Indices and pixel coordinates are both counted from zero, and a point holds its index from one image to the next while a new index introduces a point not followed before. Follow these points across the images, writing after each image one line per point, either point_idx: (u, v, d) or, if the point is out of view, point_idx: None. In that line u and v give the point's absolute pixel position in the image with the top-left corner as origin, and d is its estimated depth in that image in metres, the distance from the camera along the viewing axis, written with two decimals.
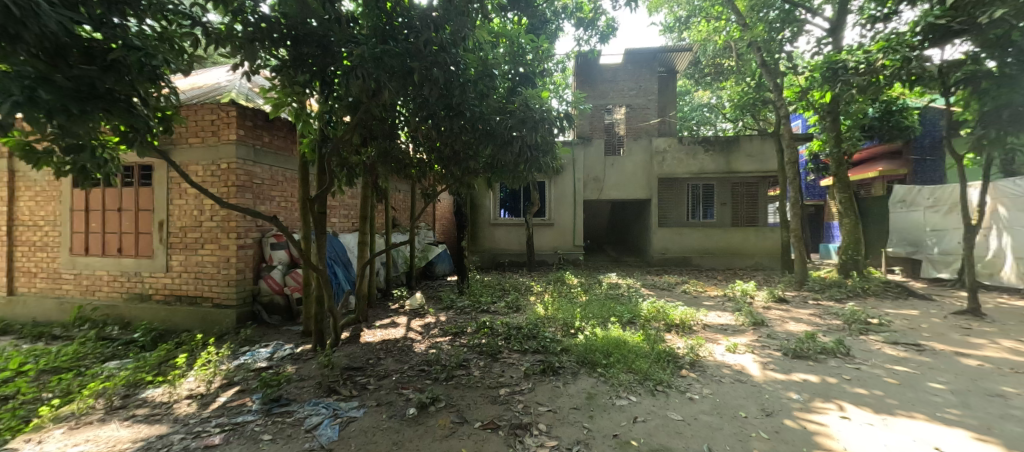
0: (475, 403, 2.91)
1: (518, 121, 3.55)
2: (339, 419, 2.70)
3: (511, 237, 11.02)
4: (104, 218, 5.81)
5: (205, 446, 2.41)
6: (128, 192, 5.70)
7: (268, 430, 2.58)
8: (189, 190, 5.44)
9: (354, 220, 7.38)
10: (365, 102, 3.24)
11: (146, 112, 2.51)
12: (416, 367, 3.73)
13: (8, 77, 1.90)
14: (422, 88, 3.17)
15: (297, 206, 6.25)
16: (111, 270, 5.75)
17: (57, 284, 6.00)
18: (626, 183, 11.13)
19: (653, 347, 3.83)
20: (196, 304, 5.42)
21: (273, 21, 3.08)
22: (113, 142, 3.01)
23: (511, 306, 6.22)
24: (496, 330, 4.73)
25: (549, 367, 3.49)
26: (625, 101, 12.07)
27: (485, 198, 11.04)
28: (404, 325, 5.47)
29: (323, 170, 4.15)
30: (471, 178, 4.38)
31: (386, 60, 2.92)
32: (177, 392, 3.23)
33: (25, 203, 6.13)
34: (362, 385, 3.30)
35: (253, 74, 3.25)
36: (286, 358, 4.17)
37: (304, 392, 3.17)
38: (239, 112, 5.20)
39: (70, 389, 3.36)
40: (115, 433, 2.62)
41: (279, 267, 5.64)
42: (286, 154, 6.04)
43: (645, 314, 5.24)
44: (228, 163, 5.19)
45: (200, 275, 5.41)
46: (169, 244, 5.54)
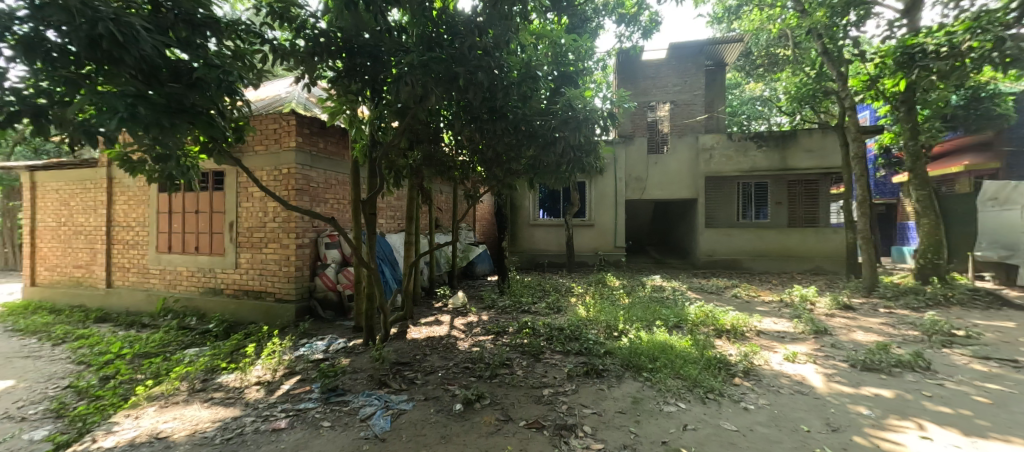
0: (519, 403, 2.94)
1: (561, 122, 3.54)
2: (390, 410, 2.83)
3: (550, 238, 10.98)
4: (184, 220, 6.44)
5: (273, 429, 2.62)
6: (204, 195, 6.29)
7: (327, 418, 2.76)
8: (255, 193, 5.92)
9: (401, 221, 7.67)
10: (413, 107, 3.38)
11: (222, 124, 2.78)
12: (461, 364, 3.83)
13: (114, 96, 2.17)
14: (467, 92, 3.26)
15: (349, 208, 6.60)
16: (189, 266, 6.36)
17: (145, 278, 6.73)
18: (670, 183, 10.76)
19: (702, 353, 3.69)
20: (260, 298, 5.87)
21: (330, 35, 3.31)
22: (194, 151, 3.35)
23: (553, 306, 6.20)
24: (538, 330, 4.74)
25: (593, 370, 3.46)
26: (669, 99, 11.54)
27: (525, 198, 11.09)
28: (448, 323, 5.62)
29: (373, 174, 4.36)
30: (513, 179, 4.41)
31: (433, 66, 3.01)
32: (247, 378, 3.54)
33: (121, 206, 6.93)
34: (410, 380, 3.43)
35: (312, 85, 3.50)
36: (340, 351, 4.43)
37: (357, 383, 3.36)
38: (298, 121, 5.59)
39: (159, 372, 3.76)
40: (198, 413, 2.91)
41: (332, 265, 5.97)
42: (339, 159, 6.40)
43: (692, 318, 5.04)
44: (289, 168, 5.59)
45: (263, 271, 5.86)
46: (238, 242, 6.04)
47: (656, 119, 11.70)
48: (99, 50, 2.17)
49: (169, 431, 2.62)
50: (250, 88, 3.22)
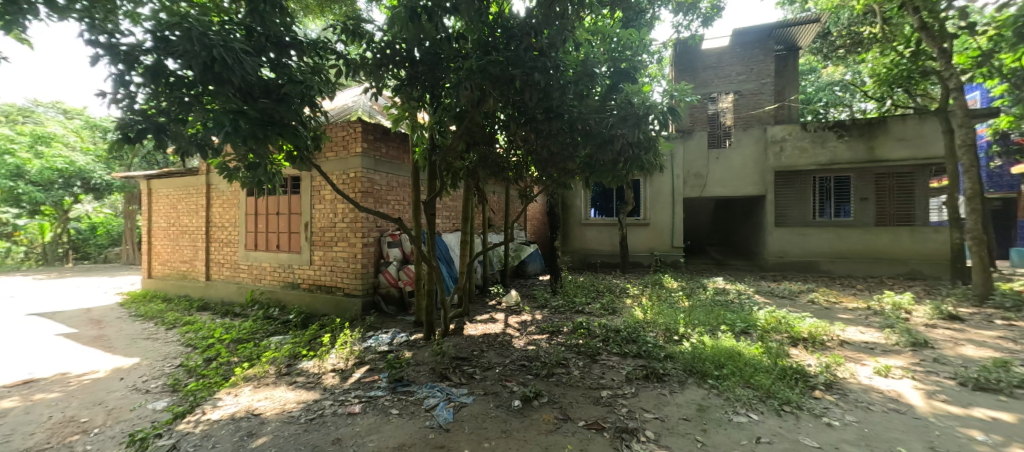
0: (578, 403, 2.93)
1: (619, 119, 3.43)
2: (452, 403, 2.95)
3: (603, 237, 10.74)
4: (267, 220, 7.15)
5: (349, 413, 2.85)
6: (284, 198, 6.94)
7: (395, 405, 2.95)
8: (327, 196, 6.42)
9: (457, 221, 7.92)
10: (471, 111, 3.49)
11: (304, 134, 3.06)
12: (517, 361, 3.89)
13: (220, 112, 2.49)
14: (524, 93, 3.30)
15: (409, 208, 6.94)
16: (271, 263, 7.04)
17: (236, 273, 7.56)
18: (735, 179, 10.10)
19: (775, 362, 3.44)
20: (332, 293, 6.35)
21: (395, 45, 3.49)
22: (278, 158, 3.72)
23: (608, 307, 6.08)
24: (593, 331, 4.67)
25: (652, 374, 3.35)
26: (731, 90, 10.66)
27: (577, 197, 10.96)
28: (502, 321, 5.71)
29: (432, 176, 4.54)
30: (568, 178, 4.37)
31: (491, 70, 3.09)
32: (324, 365, 3.87)
33: (217, 208, 7.84)
34: (469, 374, 3.55)
35: (379, 95, 3.74)
36: (403, 343, 4.68)
37: (420, 375, 3.54)
38: (363, 127, 5.97)
39: (251, 356, 4.22)
40: (285, 394, 3.23)
41: (394, 263, 6.33)
42: (399, 162, 6.74)
43: (762, 324, 4.70)
44: (356, 172, 6.01)
45: (334, 268, 6.33)
46: (312, 241, 6.58)
47: (717, 111, 10.89)
48: (209, 72, 2.50)
49: (262, 409, 2.94)
50: (325, 100, 3.52)
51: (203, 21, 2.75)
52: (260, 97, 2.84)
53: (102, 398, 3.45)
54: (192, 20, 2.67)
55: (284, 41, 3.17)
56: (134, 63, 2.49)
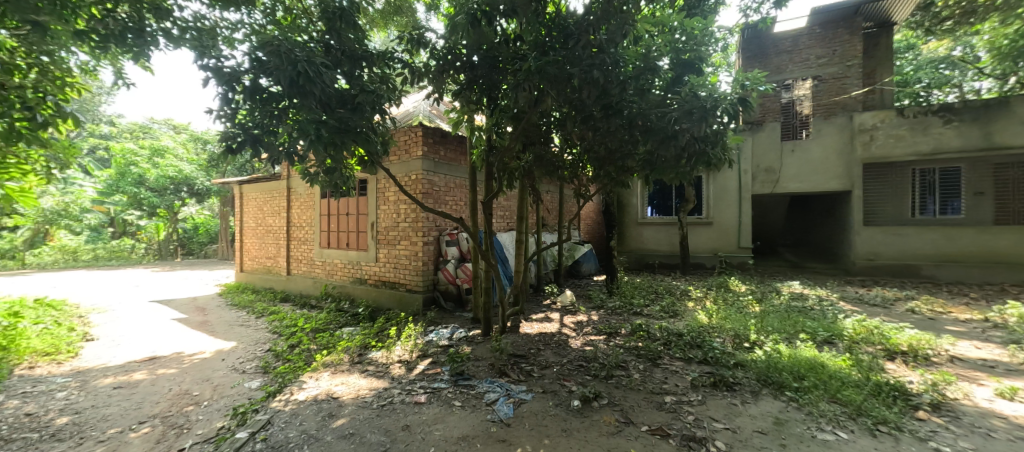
0: (640, 407, 2.86)
1: (684, 113, 3.20)
2: (512, 398, 3.01)
3: (661, 237, 10.28)
4: (338, 220, 7.73)
5: (415, 402, 3.02)
6: (352, 199, 7.46)
7: (458, 398, 3.06)
8: (391, 197, 6.81)
9: (511, 221, 8.01)
10: (528, 111, 3.54)
11: (374, 139, 3.30)
12: (574, 362, 3.85)
13: (304, 122, 2.76)
14: (581, 91, 3.27)
15: (466, 208, 7.15)
16: (342, 259, 7.60)
17: (312, 268, 8.26)
18: (814, 173, 9.21)
19: (867, 376, 3.10)
20: (395, 288, 6.72)
21: (454, 51, 3.63)
22: (349, 163, 4.02)
23: (668, 310, 5.81)
24: (653, 334, 4.50)
25: (721, 381, 3.17)
26: (808, 75, 9.55)
27: (634, 195, 10.61)
28: (558, 320, 5.69)
29: (489, 176, 4.64)
30: (627, 176, 4.23)
31: (549, 70, 3.09)
32: (392, 356, 4.12)
33: (296, 209, 8.64)
34: (527, 372, 3.59)
35: (440, 100, 3.90)
36: (462, 339, 4.85)
37: (480, 370, 3.63)
38: (423, 131, 6.25)
39: (327, 344, 4.60)
40: (358, 381, 3.49)
41: (452, 261, 6.56)
42: (457, 164, 6.95)
43: (850, 334, 4.24)
44: (417, 174, 6.31)
45: (397, 265, 6.70)
46: (377, 240, 7.01)
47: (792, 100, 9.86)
48: (294, 86, 2.79)
49: (339, 393, 3.20)
50: (392, 105, 3.74)
51: (289, 41, 3.06)
52: (337, 108, 3.13)
53: (210, 376, 3.96)
54: (281, 40, 2.99)
55: (357, 54, 3.44)
56: (234, 83, 2.84)
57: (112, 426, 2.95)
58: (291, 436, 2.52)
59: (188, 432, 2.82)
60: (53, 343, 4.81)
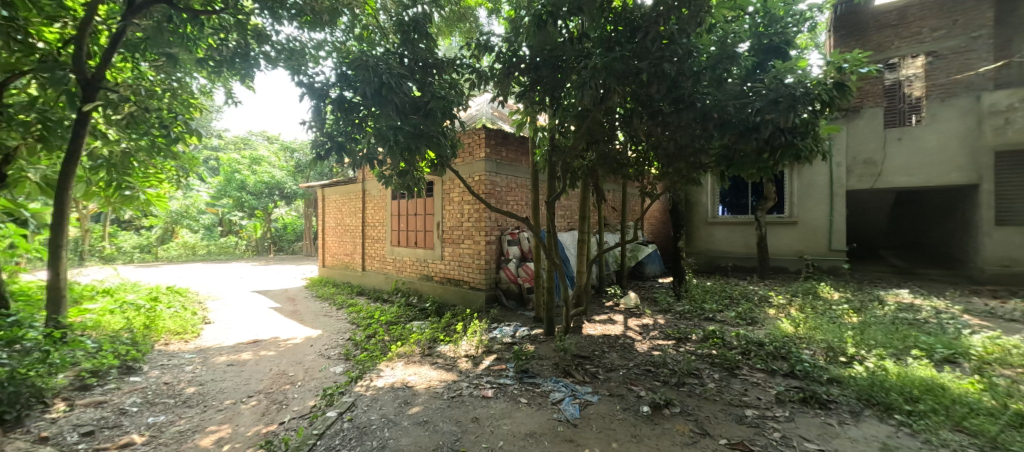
0: (717, 418, 2.69)
1: (768, 102, 2.93)
2: (578, 399, 2.98)
3: (735, 238, 9.51)
4: (407, 220, 8.19)
5: (483, 396, 3.11)
6: (420, 200, 7.85)
7: (523, 395, 3.10)
8: (455, 198, 7.07)
9: (573, 221, 7.90)
10: (594, 109, 3.47)
11: (444, 142, 3.53)
12: (642, 366, 3.72)
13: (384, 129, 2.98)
14: (650, 86, 3.14)
15: (528, 208, 7.20)
16: (410, 257, 8.03)
17: (384, 265, 8.83)
18: (927, 165, 7.99)
19: (1004, 404, 2.62)
20: (460, 285, 6.95)
21: (518, 53, 3.69)
22: (420, 166, 4.25)
23: (745, 317, 5.37)
24: (729, 341, 4.19)
25: (812, 398, 2.87)
26: (920, 51, 8.08)
27: (704, 193, 9.95)
28: (622, 323, 5.52)
29: (551, 176, 4.61)
30: (699, 173, 3.99)
31: (618, 65, 3.01)
32: (459, 351, 4.27)
33: (370, 210, 9.29)
34: (592, 374, 3.53)
35: (504, 102, 3.97)
36: (525, 337, 4.89)
37: (545, 369, 3.64)
38: (486, 133, 6.40)
39: (400, 336, 4.89)
40: (429, 372, 3.68)
41: (514, 260, 6.63)
42: (518, 164, 7.01)
43: (979, 353, 3.61)
44: (480, 175, 6.49)
45: (461, 263, 6.92)
46: (443, 238, 7.32)
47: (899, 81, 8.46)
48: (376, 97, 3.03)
49: (413, 382, 3.40)
50: (459, 109, 3.88)
51: (370, 55, 3.33)
52: (411, 113, 3.35)
53: (301, 359, 4.40)
54: (363, 55, 3.26)
55: (428, 62, 3.70)
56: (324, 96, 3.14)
57: (228, 398, 3.40)
58: (373, 418, 2.72)
59: (286, 408, 3.16)
60: (182, 323, 5.65)
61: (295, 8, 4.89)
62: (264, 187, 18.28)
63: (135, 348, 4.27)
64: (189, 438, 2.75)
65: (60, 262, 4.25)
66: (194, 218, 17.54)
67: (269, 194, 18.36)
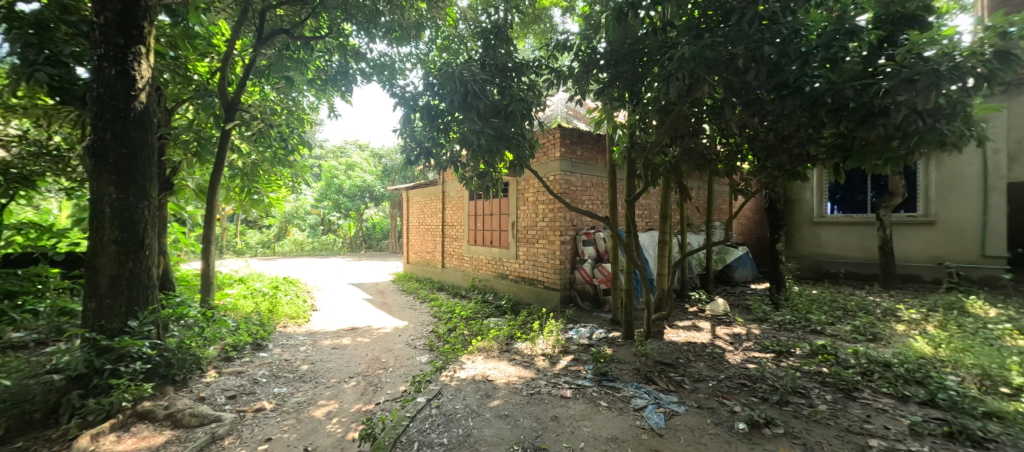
0: (830, 445, 2.38)
1: (900, 82, 2.48)
2: (662, 408, 2.84)
3: (848, 240, 8.27)
4: (483, 220, 8.47)
5: (562, 395, 3.10)
6: (496, 201, 8.07)
7: (603, 398, 3.03)
8: (530, 198, 7.14)
9: (652, 221, 7.52)
10: (680, 102, 3.27)
11: (523, 143, 3.75)
12: (735, 379, 3.42)
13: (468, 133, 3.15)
14: (747, 72, 2.86)
15: (604, 208, 7.02)
16: (486, 255, 8.29)
17: (462, 263, 9.21)
18: None
19: None
20: (534, 285, 7.00)
21: (596, 49, 3.62)
22: (499, 167, 4.38)
23: (864, 332, 4.64)
24: (844, 359, 3.67)
25: (960, 433, 2.40)
26: None
27: (808, 190, 8.83)
28: (709, 330, 5.12)
29: (630, 174, 4.42)
30: (805, 168, 3.54)
31: (709, 53, 2.78)
32: (536, 349, 4.31)
33: (449, 211, 9.78)
34: (678, 382, 3.33)
35: (582, 100, 3.91)
36: (602, 339, 4.76)
37: (625, 373, 3.52)
38: (561, 133, 6.38)
39: (479, 331, 5.07)
40: (508, 367, 3.77)
41: (589, 261, 6.50)
42: (594, 163, 6.86)
43: None
44: (555, 175, 6.48)
45: (536, 262, 6.96)
46: (518, 238, 7.43)
47: None
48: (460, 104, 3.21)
49: (493, 376, 3.51)
50: (537, 110, 3.91)
51: (455, 64, 3.54)
52: (490, 116, 3.54)
53: (392, 347, 4.79)
54: (448, 66, 3.49)
55: (507, 66, 3.80)
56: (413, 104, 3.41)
57: (334, 377, 3.82)
58: (458, 407, 2.87)
59: (381, 390, 3.46)
60: (296, 309, 6.47)
61: (386, 26, 5.39)
62: (357, 190, 20.13)
63: (263, 328, 4.99)
64: (305, 409, 3.15)
65: (209, 254, 5.12)
66: (302, 218, 19.94)
67: (361, 196, 20.16)
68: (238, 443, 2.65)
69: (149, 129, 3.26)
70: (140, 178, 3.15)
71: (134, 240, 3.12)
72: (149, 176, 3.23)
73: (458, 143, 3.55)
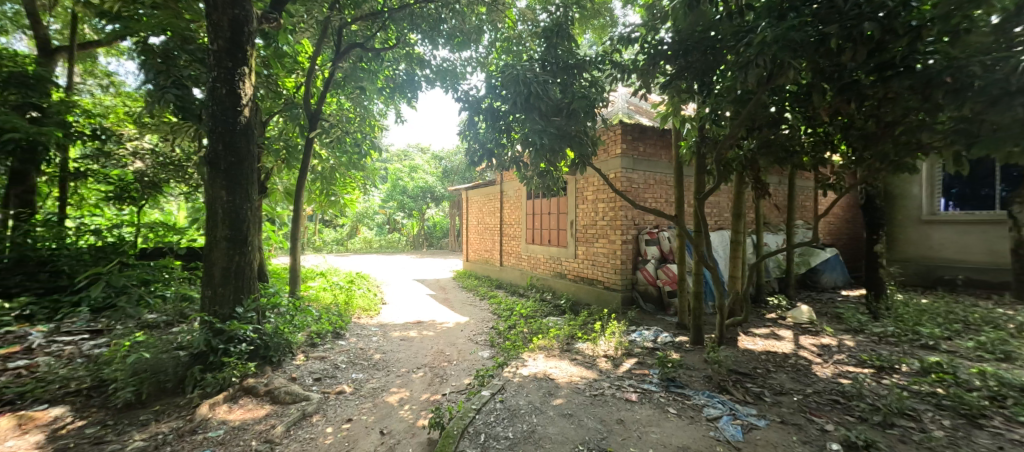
0: None
1: None
2: (739, 420, 2.64)
3: (967, 242, 7.08)
4: (541, 219, 8.47)
5: (627, 398, 3.01)
6: (554, 200, 8.03)
7: (672, 405, 2.90)
8: (589, 197, 7.01)
9: (724, 220, 7.01)
10: (759, 90, 3.01)
11: (585, 140, 3.68)
12: (825, 395, 3.09)
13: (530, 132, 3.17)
14: (842, 53, 2.56)
15: (669, 206, 6.67)
16: (544, 254, 8.27)
17: (520, 261, 9.28)
18: None
19: None
20: (594, 285, 6.85)
21: (663, 40, 3.45)
22: (560, 166, 4.35)
23: (991, 349, 3.97)
24: (965, 379, 3.16)
25: None
26: None
27: (914, 184, 7.71)
28: (791, 339, 4.68)
29: (699, 170, 4.15)
30: (913, 160, 3.09)
31: (796, 34, 2.53)
32: (597, 350, 4.22)
33: (508, 210, 9.89)
34: (757, 394, 3.08)
35: (648, 94, 3.75)
36: (668, 344, 4.54)
37: (695, 380, 3.33)
38: (622, 129, 6.17)
39: (539, 330, 5.07)
40: (569, 367, 3.74)
41: (653, 261, 6.22)
42: (657, 159, 6.56)
43: None
44: (616, 173, 6.29)
45: (596, 262, 6.81)
46: (576, 237, 7.32)
47: None
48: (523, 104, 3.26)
49: (555, 375, 3.49)
50: (601, 106, 3.82)
51: (518, 65, 3.59)
52: (552, 115, 3.56)
53: (455, 342, 4.96)
54: (512, 67, 3.55)
55: (570, 63, 3.78)
56: None
57: (404, 367, 4.05)
58: (522, 403, 2.90)
59: (447, 382, 3.60)
60: (368, 302, 6.94)
61: (447, 33, 5.63)
62: (419, 191, 21.11)
63: (340, 318, 5.43)
64: (380, 394, 3.38)
65: (296, 250, 5.66)
66: (371, 218, 21.29)
67: (423, 197, 21.10)
68: (324, 421, 2.91)
69: (252, 139, 3.67)
70: (245, 183, 3.57)
71: (239, 237, 3.55)
72: (251, 180, 3.65)
73: (520, 143, 3.60)
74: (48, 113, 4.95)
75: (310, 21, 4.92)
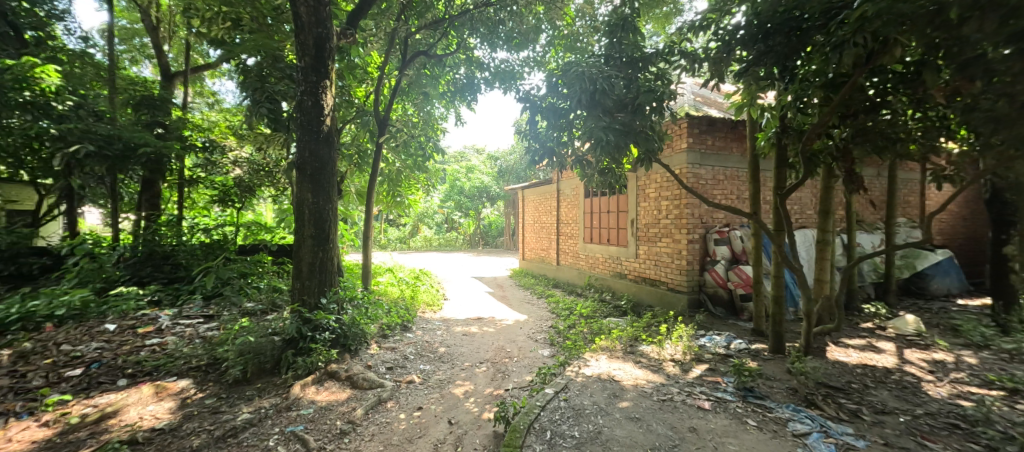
0: None
1: None
2: (832, 438, 2.40)
3: None
4: (600, 218, 8.29)
5: (698, 405, 2.87)
6: (613, 198, 7.82)
7: (751, 416, 2.70)
8: (652, 194, 6.73)
9: (806, 218, 6.36)
10: (856, 72, 2.70)
11: (651, 135, 3.54)
12: (941, 418, 2.69)
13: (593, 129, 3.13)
14: (965, 23, 2.21)
15: (741, 203, 6.20)
16: (603, 253, 8.09)
17: (578, 261, 9.14)
18: None
19: None
20: (657, 286, 6.57)
21: (739, 25, 3.21)
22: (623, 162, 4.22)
23: None
24: None
25: None
26: None
27: None
28: (892, 353, 4.14)
29: (780, 162, 3.81)
30: None
31: (904, 6, 2.22)
32: (664, 353, 4.04)
33: (564, 209, 9.80)
34: (852, 411, 2.77)
35: (721, 83, 3.50)
36: (743, 351, 4.22)
37: (777, 392, 3.07)
38: (689, 122, 5.83)
39: (600, 330, 4.97)
40: (634, 370, 3.63)
41: (723, 262, 5.80)
42: (727, 153, 6.12)
43: None
44: (681, 169, 5.97)
45: (659, 262, 6.52)
46: (637, 236, 7.07)
47: None
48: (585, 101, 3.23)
49: (620, 377, 3.41)
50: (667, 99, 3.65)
51: (579, 62, 3.55)
52: (615, 111, 3.46)
53: (515, 339, 5.03)
54: (573, 65, 3.53)
55: (634, 57, 3.65)
56: None
57: (467, 361, 4.19)
58: (586, 403, 2.87)
59: (508, 378, 3.66)
60: (432, 297, 7.24)
61: (505, 34, 5.72)
62: (476, 190, 21.59)
63: (407, 312, 5.73)
64: (446, 385, 3.53)
65: (368, 247, 6.07)
66: (431, 217, 22.10)
67: (479, 196, 21.55)
68: (397, 407, 3.09)
69: (332, 145, 4.01)
70: (327, 185, 3.89)
71: (321, 235, 3.88)
72: (331, 183, 3.98)
73: (582, 140, 3.56)
74: (169, 130, 5.80)
75: (380, 33, 5.26)
